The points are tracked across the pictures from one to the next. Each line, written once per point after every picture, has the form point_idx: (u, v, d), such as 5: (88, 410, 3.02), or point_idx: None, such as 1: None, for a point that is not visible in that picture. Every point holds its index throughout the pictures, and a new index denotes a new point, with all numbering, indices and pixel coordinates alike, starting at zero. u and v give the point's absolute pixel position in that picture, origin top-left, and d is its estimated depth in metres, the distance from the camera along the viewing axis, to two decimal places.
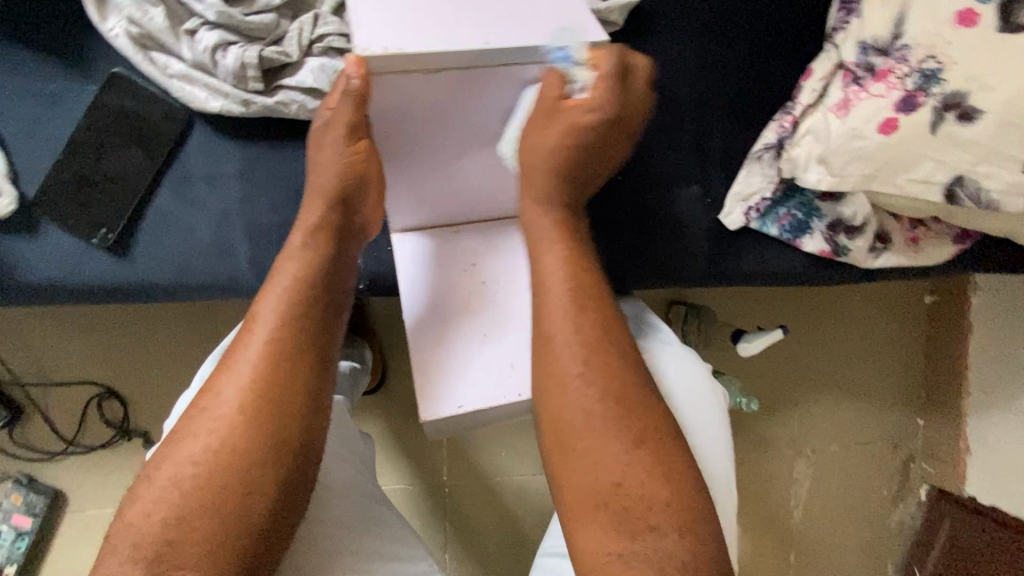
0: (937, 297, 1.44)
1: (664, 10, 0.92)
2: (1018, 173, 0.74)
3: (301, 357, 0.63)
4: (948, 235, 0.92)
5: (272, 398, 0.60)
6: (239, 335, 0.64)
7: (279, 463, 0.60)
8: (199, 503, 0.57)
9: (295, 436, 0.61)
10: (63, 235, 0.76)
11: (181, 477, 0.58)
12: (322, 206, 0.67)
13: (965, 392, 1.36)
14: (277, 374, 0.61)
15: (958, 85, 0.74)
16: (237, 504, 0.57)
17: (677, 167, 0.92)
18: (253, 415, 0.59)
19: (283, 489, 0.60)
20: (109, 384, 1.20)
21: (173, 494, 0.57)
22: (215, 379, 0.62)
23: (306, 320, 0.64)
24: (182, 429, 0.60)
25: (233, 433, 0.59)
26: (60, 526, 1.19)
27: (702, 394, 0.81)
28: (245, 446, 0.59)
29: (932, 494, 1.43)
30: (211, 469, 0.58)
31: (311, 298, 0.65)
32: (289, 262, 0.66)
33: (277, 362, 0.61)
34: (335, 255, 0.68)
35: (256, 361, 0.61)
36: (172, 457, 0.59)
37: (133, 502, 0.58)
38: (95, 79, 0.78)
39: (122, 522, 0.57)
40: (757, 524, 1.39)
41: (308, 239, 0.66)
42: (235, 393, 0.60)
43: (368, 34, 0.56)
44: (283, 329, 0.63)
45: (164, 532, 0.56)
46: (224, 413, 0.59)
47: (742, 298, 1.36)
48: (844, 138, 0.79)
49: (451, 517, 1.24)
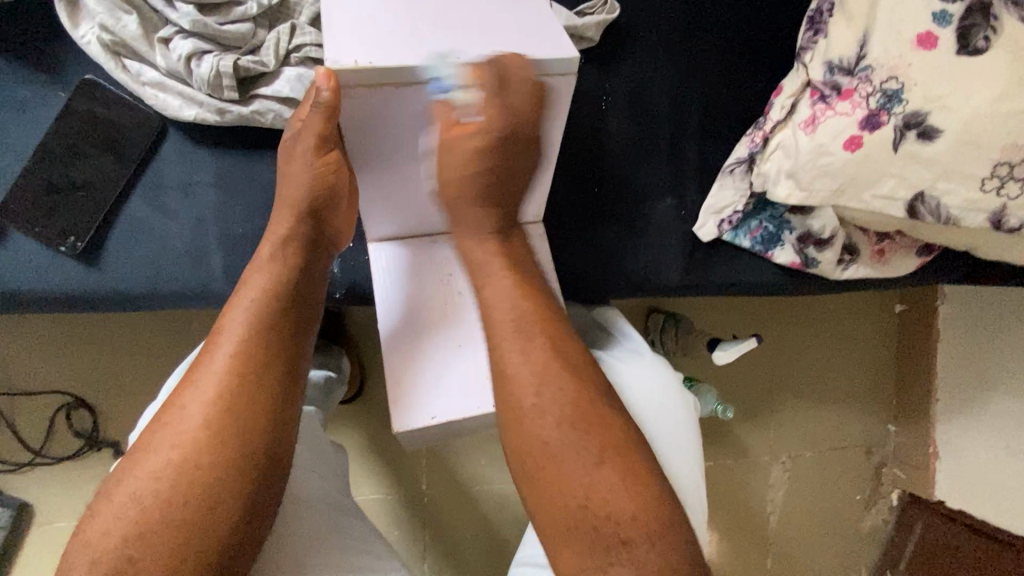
0: (906, 307, 1.48)
1: (640, 26, 0.94)
2: (975, 190, 0.77)
3: (268, 369, 0.62)
4: (912, 248, 0.95)
5: (240, 411, 0.60)
6: (207, 347, 0.64)
7: (245, 476, 0.59)
8: (160, 518, 0.56)
9: (262, 448, 0.60)
10: (24, 243, 0.75)
11: (141, 493, 0.57)
12: (293, 216, 0.68)
13: (933, 398, 1.40)
14: (243, 386, 0.61)
15: (918, 105, 0.77)
16: (201, 518, 0.57)
17: (652, 180, 0.94)
18: (218, 428, 0.59)
19: (249, 503, 0.59)
20: (78, 394, 1.17)
21: (133, 510, 0.56)
22: (179, 393, 0.62)
23: (274, 332, 0.64)
24: (143, 444, 0.60)
25: (196, 447, 0.58)
26: (25, 539, 1.15)
27: (673, 404, 0.83)
28: (208, 460, 0.58)
29: (904, 498, 1.47)
30: (172, 484, 0.57)
31: (279, 309, 0.65)
32: (256, 274, 0.66)
33: (243, 374, 0.61)
34: (304, 267, 0.68)
35: (221, 373, 0.61)
36: (133, 472, 0.58)
37: (92, 519, 0.57)
38: (66, 85, 0.77)
39: (82, 538, 0.56)
40: (733, 531, 1.41)
41: (277, 250, 0.67)
42: (199, 406, 0.60)
43: (341, 48, 0.57)
44: (249, 341, 0.62)
45: (124, 549, 0.55)
46: (188, 427, 0.59)
47: (719, 307, 1.38)
48: (811, 154, 0.81)
49: (429, 526, 1.24)
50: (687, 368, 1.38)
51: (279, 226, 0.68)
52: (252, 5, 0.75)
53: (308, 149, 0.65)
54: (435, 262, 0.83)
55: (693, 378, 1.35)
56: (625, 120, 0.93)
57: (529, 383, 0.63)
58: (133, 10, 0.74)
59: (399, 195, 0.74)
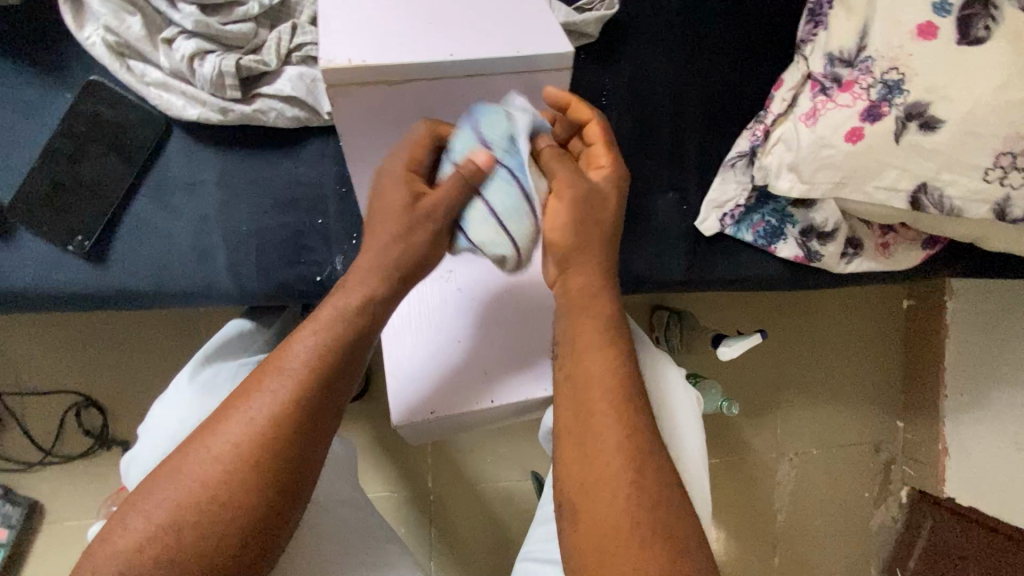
0: (914, 302, 1.46)
1: (640, 22, 0.94)
2: (978, 180, 0.77)
3: (323, 414, 0.60)
4: (917, 241, 0.94)
5: (274, 460, 0.58)
6: (256, 378, 0.60)
7: (284, 511, 0.59)
8: (195, 546, 0.55)
9: (287, 498, 0.59)
10: (36, 243, 0.76)
11: (179, 520, 0.55)
12: (372, 270, 0.61)
13: (943, 395, 1.39)
14: (300, 435, 0.59)
15: (920, 95, 0.76)
16: (237, 549, 0.56)
17: (653, 174, 0.94)
18: (266, 468, 0.57)
19: (281, 532, 0.59)
20: (88, 394, 1.19)
21: (169, 536, 0.55)
22: (224, 422, 0.58)
23: (336, 376, 0.61)
24: (182, 468, 0.57)
25: (227, 485, 0.56)
26: (36, 537, 1.17)
27: (673, 395, 0.82)
28: (252, 496, 0.57)
29: (913, 496, 1.46)
30: (211, 515, 0.56)
31: (345, 355, 0.61)
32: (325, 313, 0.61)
33: (299, 417, 0.59)
34: (370, 323, 0.63)
35: (277, 414, 0.58)
36: (168, 496, 0.56)
37: (115, 532, 0.55)
38: (71, 87, 0.78)
39: (101, 551, 0.55)
40: (741, 529, 1.40)
41: (351, 303, 0.61)
42: (247, 442, 0.57)
43: (334, 46, 0.58)
44: (311, 385, 0.59)
45: (153, 572, 0.54)
46: (234, 463, 0.57)
47: (721, 303, 1.38)
48: (813, 147, 0.81)
49: (436, 524, 1.24)
50: (692, 366, 1.38)
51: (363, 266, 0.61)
52: (253, 5, 0.76)
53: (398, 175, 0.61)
54: (436, 258, 0.82)
55: (697, 374, 1.34)
56: (626, 116, 0.94)
57: None
58: (137, 12, 0.75)
59: None
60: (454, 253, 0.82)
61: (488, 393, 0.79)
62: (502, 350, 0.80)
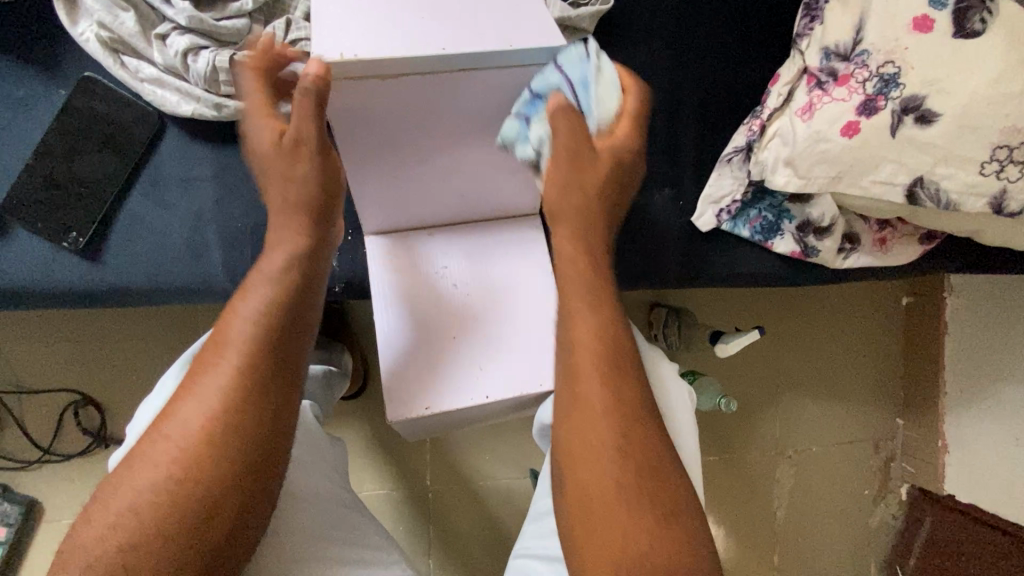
0: (913, 298, 1.46)
1: (635, 17, 0.94)
2: (974, 175, 0.76)
3: (268, 385, 0.60)
4: (914, 236, 0.94)
5: (238, 423, 0.58)
6: (204, 354, 0.61)
7: (242, 489, 0.58)
8: (156, 528, 0.56)
9: (259, 460, 0.59)
10: (29, 240, 0.76)
11: (138, 503, 0.56)
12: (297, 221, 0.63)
13: (942, 394, 1.38)
14: (260, 395, 0.60)
15: (916, 89, 0.76)
16: (197, 527, 0.56)
17: (649, 170, 0.94)
18: (216, 443, 0.57)
19: (246, 513, 0.59)
20: (86, 392, 1.19)
21: (130, 520, 0.55)
22: (175, 402, 0.59)
23: (277, 345, 0.61)
24: (141, 452, 0.58)
25: (197, 455, 0.57)
26: (34, 535, 1.17)
27: (667, 393, 0.82)
28: (206, 472, 0.57)
29: (914, 493, 1.45)
30: (169, 496, 0.56)
31: (289, 308, 0.63)
32: (259, 283, 0.63)
33: (242, 389, 0.59)
34: (306, 273, 0.64)
35: (228, 380, 0.59)
36: (129, 482, 0.57)
37: (89, 521, 0.56)
38: (66, 83, 0.78)
39: (77, 542, 0.56)
40: (740, 527, 1.40)
41: (283, 257, 0.63)
42: (196, 418, 0.58)
43: (326, 40, 0.57)
44: (257, 344, 0.60)
45: (119, 556, 0.55)
46: (186, 440, 0.57)
47: (719, 299, 1.37)
48: (809, 141, 0.80)
49: (433, 522, 1.24)
50: (690, 363, 1.38)
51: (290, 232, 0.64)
52: (247, 1, 0.76)
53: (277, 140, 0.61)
54: (429, 256, 0.83)
55: (696, 371, 1.34)
56: None
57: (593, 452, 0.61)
58: (130, 7, 0.75)
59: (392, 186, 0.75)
60: (446, 251, 0.84)
61: (482, 388, 0.77)
62: (496, 344, 0.79)
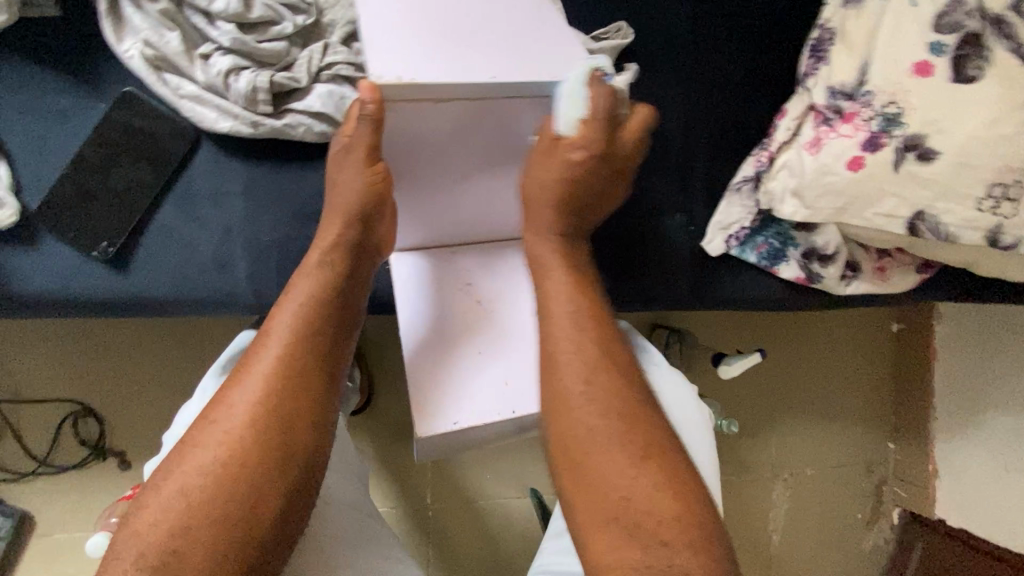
0: (903, 325, 1.51)
1: (651, 51, 0.99)
2: (972, 210, 0.81)
3: (313, 373, 0.64)
4: (912, 265, 0.98)
5: (285, 411, 0.61)
6: (251, 350, 0.65)
7: (287, 474, 0.60)
8: (205, 513, 0.57)
9: (302, 450, 0.61)
10: (64, 250, 0.77)
11: (189, 487, 0.57)
12: (341, 224, 0.69)
13: (933, 415, 1.43)
14: (303, 385, 0.63)
15: (917, 128, 0.81)
16: (244, 517, 0.57)
17: (662, 196, 0.97)
18: (266, 429, 0.60)
19: (289, 499, 0.60)
20: (86, 403, 1.17)
21: (180, 504, 0.57)
22: (226, 392, 0.63)
23: (320, 335, 0.66)
24: (191, 440, 0.60)
25: (244, 444, 0.59)
26: (24, 550, 1.14)
27: (684, 414, 0.84)
28: (253, 456, 0.59)
29: (905, 517, 1.48)
30: (217, 480, 0.58)
31: (335, 304, 0.68)
32: (304, 279, 0.68)
33: (288, 376, 0.63)
34: (350, 273, 0.70)
35: (277, 369, 0.63)
36: (180, 467, 0.59)
37: (140, 509, 0.58)
38: (105, 98, 0.80)
39: (126, 531, 0.57)
40: (737, 549, 1.41)
41: (325, 257, 0.69)
42: (245, 404, 0.61)
43: (380, 63, 0.60)
44: (304, 336, 0.65)
45: (169, 541, 0.55)
46: (236, 425, 0.60)
47: (719, 322, 1.41)
48: (816, 174, 0.85)
49: (434, 541, 1.24)
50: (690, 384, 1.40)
51: (330, 232, 0.69)
52: (288, 25, 0.79)
53: (357, 162, 0.66)
54: (456, 272, 0.84)
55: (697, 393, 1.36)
56: None
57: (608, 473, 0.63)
58: (176, 28, 0.78)
59: (424, 207, 0.77)
60: (474, 266, 0.85)
61: (509, 404, 0.78)
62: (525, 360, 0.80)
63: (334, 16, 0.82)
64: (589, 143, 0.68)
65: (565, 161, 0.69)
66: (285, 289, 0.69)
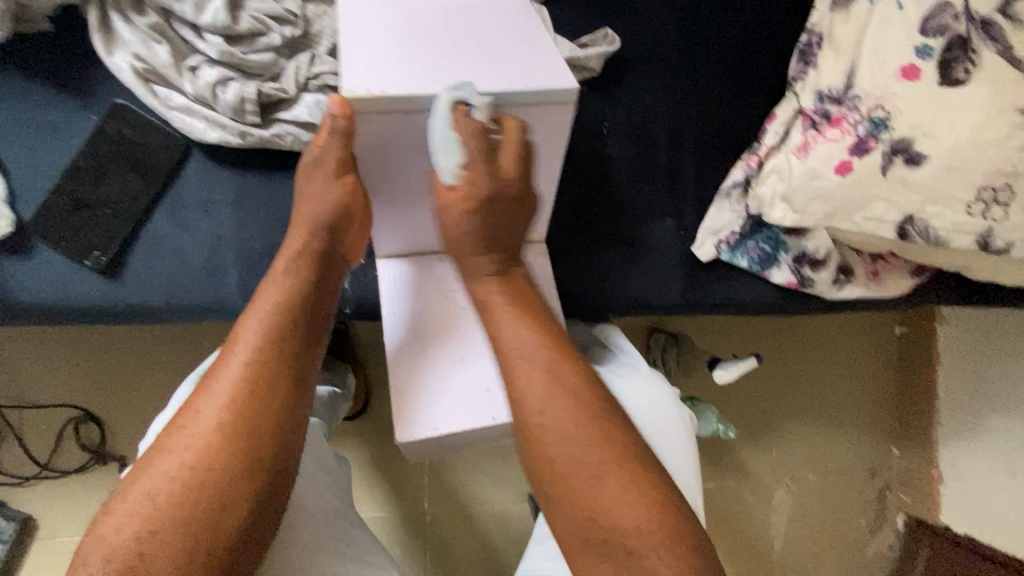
0: (906, 329, 1.49)
1: (640, 57, 0.99)
2: (961, 214, 0.81)
3: (279, 379, 0.64)
4: (905, 269, 0.97)
5: (249, 417, 0.62)
6: (220, 356, 0.66)
7: (253, 479, 0.60)
8: (171, 518, 0.57)
9: (268, 455, 0.62)
10: (54, 258, 0.78)
11: (155, 492, 0.58)
12: (309, 232, 0.70)
13: (936, 422, 1.41)
14: (267, 391, 0.63)
15: (904, 132, 0.81)
16: (210, 521, 0.58)
17: (651, 201, 0.97)
18: (230, 434, 0.60)
19: (256, 504, 0.60)
20: (87, 409, 1.19)
21: (147, 508, 0.58)
22: (193, 399, 0.63)
23: (286, 343, 0.66)
24: (158, 445, 0.61)
25: (209, 449, 0.60)
26: (26, 553, 1.16)
27: (667, 420, 0.84)
28: (219, 462, 0.60)
29: (909, 523, 1.46)
30: (184, 485, 0.58)
31: (302, 311, 0.68)
32: (271, 286, 0.68)
33: (254, 384, 0.63)
34: (317, 279, 0.70)
35: (241, 377, 0.63)
36: (147, 472, 0.59)
37: (108, 513, 0.58)
38: (96, 109, 0.81)
39: (94, 534, 0.58)
40: (736, 556, 1.40)
41: (291, 264, 0.69)
42: (212, 411, 0.61)
43: (355, 75, 0.61)
44: (269, 343, 0.65)
45: (137, 545, 0.56)
46: (201, 432, 0.60)
47: (717, 327, 1.40)
48: (804, 178, 0.84)
49: (430, 546, 1.24)
50: (688, 389, 1.39)
51: (296, 240, 0.70)
52: (275, 36, 0.80)
53: (329, 176, 0.67)
54: (439, 278, 0.84)
55: (694, 398, 1.36)
56: (626, 145, 0.97)
57: (586, 482, 0.62)
58: (164, 41, 0.79)
59: (406, 215, 0.78)
60: (457, 272, 0.85)
61: (489, 410, 0.78)
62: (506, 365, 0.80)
63: (321, 27, 0.83)
64: (473, 178, 0.63)
65: (461, 207, 0.65)
66: (254, 296, 0.69)
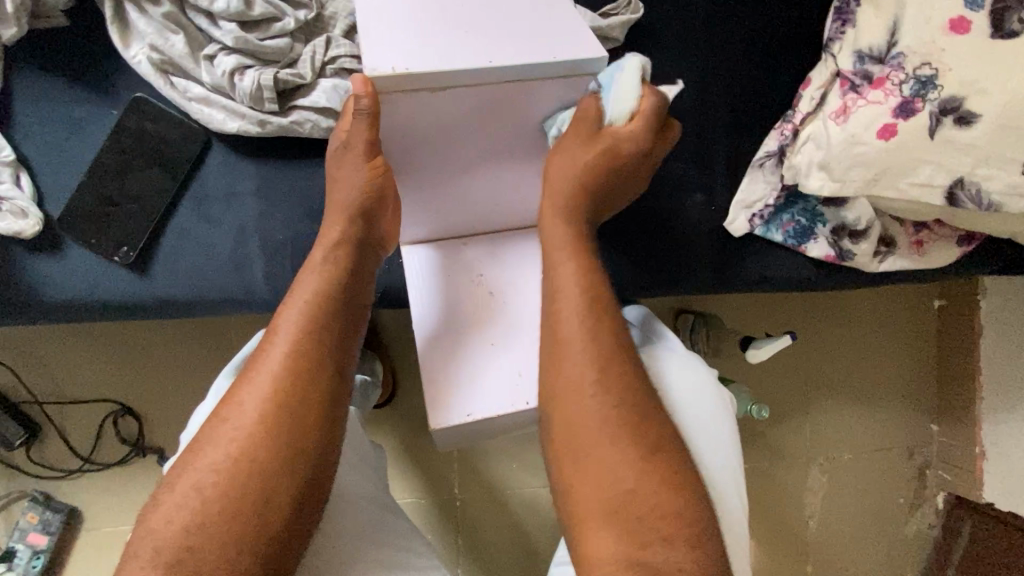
0: (945, 302, 1.43)
1: (664, 24, 0.95)
2: (1017, 175, 0.75)
3: (319, 370, 0.64)
4: (951, 238, 0.92)
5: (292, 408, 0.61)
6: (260, 347, 0.65)
7: (297, 471, 0.60)
8: (218, 509, 0.58)
9: (312, 446, 0.61)
10: (85, 255, 0.79)
11: (201, 484, 0.58)
12: (343, 219, 0.68)
13: (978, 397, 1.35)
14: (307, 382, 0.63)
15: (954, 90, 0.76)
16: (255, 513, 0.58)
17: (681, 176, 0.94)
18: (273, 424, 0.60)
19: (301, 496, 0.60)
20: (124, 403, 1.21)
21: (195, 501, 0.58)
22: (235, 391, 0.63)
23: (326, 333, 0.65)
24: (202, 438, 0.61)
25: (254, 440, 0.60)
26: (74, 543, 1.20)
27: (705, 405, 0.81)
28: (263, 453, 0.60)
29: (950, 501, 1.42)
30: (229, 476, 0.58)
31: (341, 300, 0.67)
32: (308, 277, 0.67)
33: (294, 375, 0.62)
34: (354, 269, 0.69)
35: (282, 368, 0.62)
36: (192, 465, 0.60)
37: (157, 506, 0.59)
38: (116, 104, 0.81)
39: (143, 527, 0.58)
40: (773, 537, 1.37)
41: (329, 254, 0.68)
42: (255, 402, 0.61)
43: (375, 54, 0.58)
44: (309, 334, 0.64)
45: (184, 537, 0.57)
46: (245, 423, 0.60)
47: (750, 306, 1.36)
48: (844, 146, 0.80)
49: (462, 531, 1.24)
50: (719, 370, 1.36)
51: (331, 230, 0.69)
52: (290, 21, 0.78)
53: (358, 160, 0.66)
54: (465, 263, 0.83)
55: (726, 378, 1.33)
56: None
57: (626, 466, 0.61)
58: (180, 31, 0.78)
59: (433, 199, 0.76)
60: (482, 257, 0.84)
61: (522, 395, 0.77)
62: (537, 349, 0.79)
63: (335, 9, 0.81)
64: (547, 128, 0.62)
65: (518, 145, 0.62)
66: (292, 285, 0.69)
